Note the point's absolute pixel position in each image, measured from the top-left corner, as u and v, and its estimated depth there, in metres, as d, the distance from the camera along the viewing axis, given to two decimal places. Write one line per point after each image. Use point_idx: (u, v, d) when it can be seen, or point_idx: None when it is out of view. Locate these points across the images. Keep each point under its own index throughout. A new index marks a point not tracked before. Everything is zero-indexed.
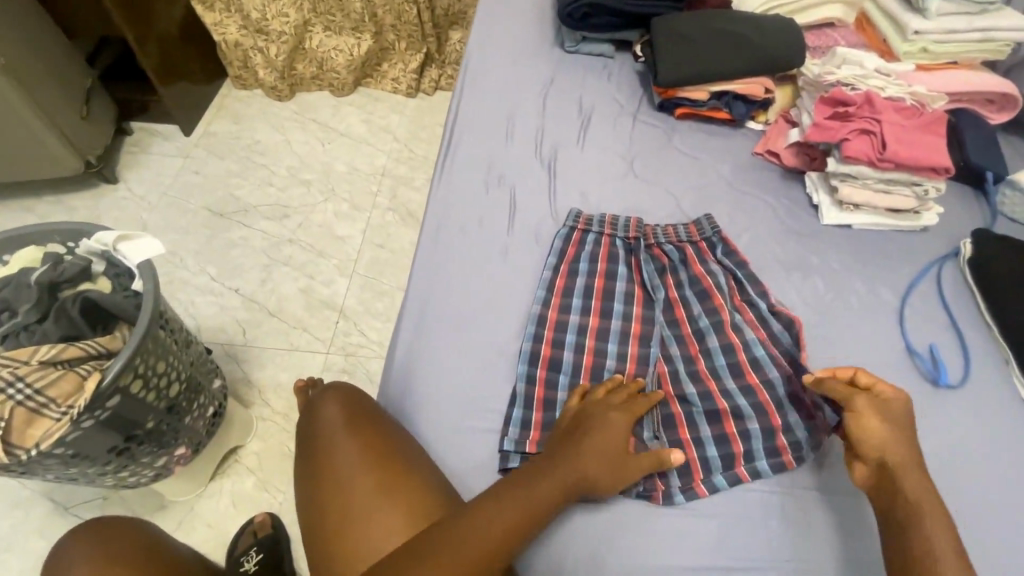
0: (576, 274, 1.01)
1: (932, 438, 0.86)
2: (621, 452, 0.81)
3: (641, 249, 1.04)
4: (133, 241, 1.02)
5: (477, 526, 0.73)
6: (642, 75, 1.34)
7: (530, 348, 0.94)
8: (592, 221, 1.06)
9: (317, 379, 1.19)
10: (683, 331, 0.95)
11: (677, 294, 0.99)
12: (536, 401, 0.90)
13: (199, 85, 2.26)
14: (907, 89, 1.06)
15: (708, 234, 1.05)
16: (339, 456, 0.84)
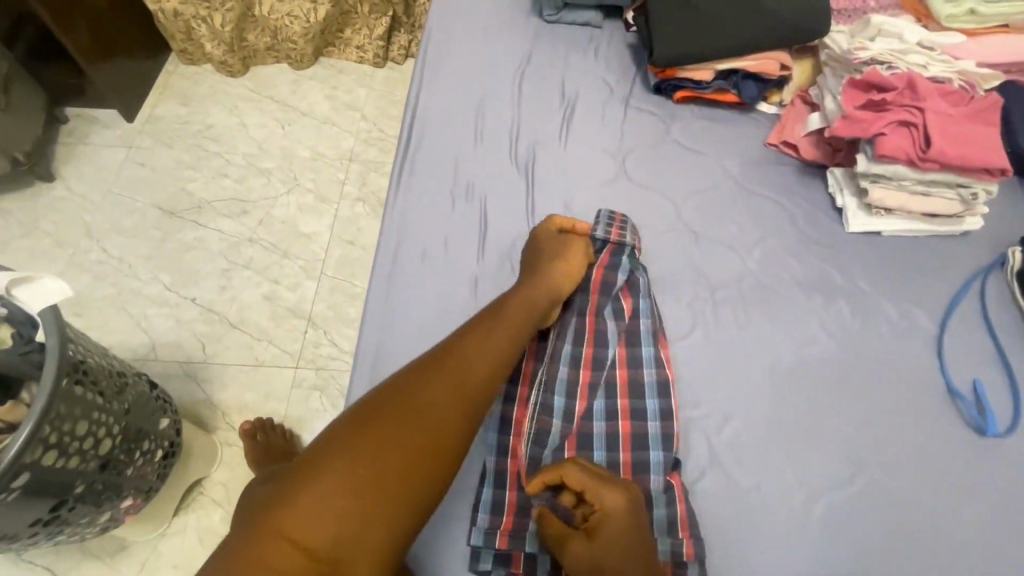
0: None
1: (980, 502, 0.73)
2: (571, 250, 0.84)
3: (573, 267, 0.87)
4: (31, 283, 0.85)
5: (457, 348, 0.72)
6: (635, 49, 1.14)
7: (500, 412, 0.78)
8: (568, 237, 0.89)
9: (263, 420, 1.18)
10: (575, 412, 0.77)
11: (547, 381, 0.78)
12: (508, 480, 0.73)
13: (139, 63, 2.00)
14: (953, 67, 0.87)
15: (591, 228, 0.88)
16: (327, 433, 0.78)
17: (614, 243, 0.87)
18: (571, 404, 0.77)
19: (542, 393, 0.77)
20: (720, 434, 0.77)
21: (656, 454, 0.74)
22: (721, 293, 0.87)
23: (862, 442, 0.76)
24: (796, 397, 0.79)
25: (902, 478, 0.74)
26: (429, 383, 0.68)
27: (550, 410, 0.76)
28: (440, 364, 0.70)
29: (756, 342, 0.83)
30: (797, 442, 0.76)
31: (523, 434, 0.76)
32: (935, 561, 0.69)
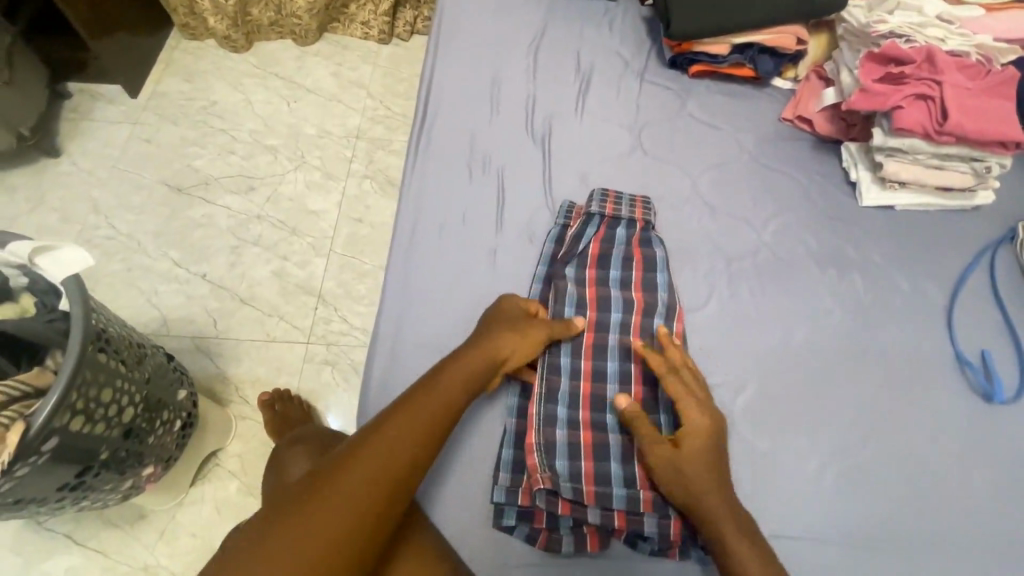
0: (564, 277, 0.85)
1: (987, 467, 0.75)
2: (523, 321, 0.79)
3: (590, 239, 0.88)
4: (53, 252, 0.86)
5: (397, 423, 0.66)
6: (650, 23, 1.14)
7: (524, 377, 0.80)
8: (591, 204, 0.91)
9: (283, 390, 1.19)
10: (582, 371, 0.80)
11: (553, 343, 0.81)
12: (528, 440, 0.75)
13: (141, 37, 1.97)
14: (971, 40, 0.88)
15: (616, 204, 0.91)
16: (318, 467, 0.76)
17: (637, 220, 0.90)
18: (576, 364, 0.80)
19: (549, 355, 0.81)
20: (735, 401, 0.78)
21: (665, 418, 0.77)
22: (736, 265, 0.89)
23: (874, 410, 0.78)
24: (809, 366, 0.81)
25: (911, 444, 0.76)
26: (348, 466, 0.62)
27: (558, 371, 0.80)
28: (357, 450, 0.64)
29: (771, 313, 0.85)
30: (810, 411, 0.78)
31: (533, 395, 0.78)
32: (941, 522, 0.72)
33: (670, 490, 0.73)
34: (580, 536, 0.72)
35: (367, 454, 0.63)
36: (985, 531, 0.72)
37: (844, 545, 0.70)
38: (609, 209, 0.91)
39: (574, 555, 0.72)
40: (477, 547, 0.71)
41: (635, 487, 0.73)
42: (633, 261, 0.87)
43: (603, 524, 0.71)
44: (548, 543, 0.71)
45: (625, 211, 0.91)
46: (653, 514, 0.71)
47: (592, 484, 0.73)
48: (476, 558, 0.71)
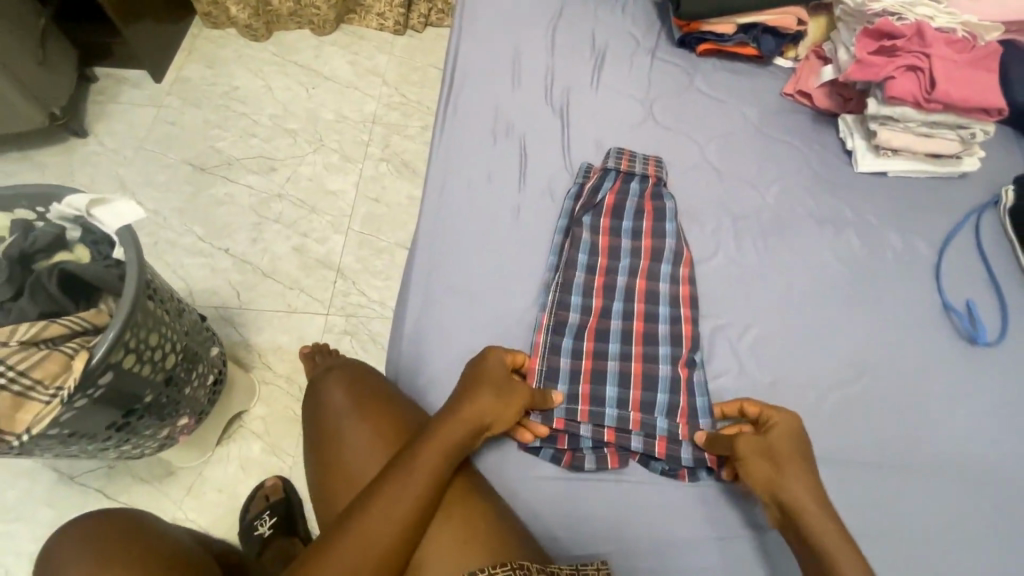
0: (581, 225, 0.93)
1: (970, 402, 0.82)
2: (513, 387, 0.77)
3: (605, 192, 0.96)
4: (110, 205, 0.91)
5: (371, 510, 0.65)
6: (660, 6, 1.21)
7: (552, 317, 0.86)
8: (608, 160, 0.99)
9: (324, 346, 1.19)
10: (592, 308, 0.88)
11: (563, 283, 0.89)
12: (531, 363, 0.83)
13: (166, 25, 2.04)
14: (958, 19, 0.95)
15: (630, 161, 0.99)
16: (345, 433, 0.76)
17: (649, 176, 0.98)
18: (587, 302, 0.88)
19: (559, 292, 0.88)
20: (741, 340, 0.86)
21: (663, 350, 0.85)
22: (742, 224, 0.96)
23: (868, 350, 0.86)
24: (808, 313, 0.88)
25: (901, 381, 0.84)
26: (343, 553, 0.63)
27: (566, 306, 0.87)
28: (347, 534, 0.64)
29: (775, 266, 0.92)
30: (808, 352, 0.86)
31: (541, 323, 0.86)
32: (927, 449, 0.79)
33: (657, 413, 0.81)
34: (601, 455, 0.79)
35: (340, 550, 0.63)
36: (966, 456, 0.79)
37: (839, 465, 0.78)
38: (624, 165, 0.99)
39: (598, 471, 0.78)
40: (503, 464, 0.79)
41: (627, 408, 0.81)
42: (643, 213, 0.95)
43: (622, 443, 0.79)
44: (573, 461, 0.79)
45: (639, 167, 0.99)
46: (640, 433, 0.80)
47: (588, 404, 0.81)
48: (505, 476, 0.78)
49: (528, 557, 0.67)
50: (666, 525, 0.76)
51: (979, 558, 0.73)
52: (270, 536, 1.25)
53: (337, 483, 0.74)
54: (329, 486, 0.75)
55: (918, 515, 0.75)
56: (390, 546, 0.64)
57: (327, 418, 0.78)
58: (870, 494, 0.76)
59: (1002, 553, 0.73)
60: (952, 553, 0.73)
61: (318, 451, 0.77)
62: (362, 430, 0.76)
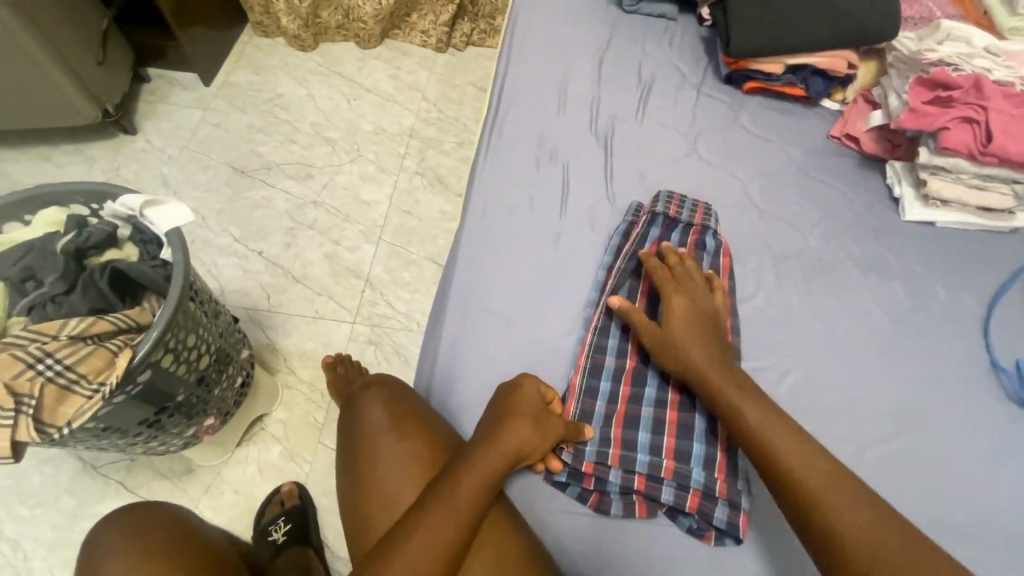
0: (627, 268, 0.92)
1: (1017, 465, 0.79)
2: (548, 417, 0.77)
3: (656, 231, 0.95)
4: (161, 207, 0.94)
5: (408, 547, 0.65)
6: (707, 42, 1.22)
7: (591, 359, 0.85)
8: (657, 203, 0.98)
9: (346, 354, 1.20)
10: (630, 353, 0.86)
11: (602, 326, 0.87)
12: (566, 404, 0.83)
13: (219, 31, 2.11)
14: (1017, 73, 0.94)
15: (680, 208, 0.98)
16: (381, 454, 0.76)
17: (697, 225, 0.96)
18: (624, 345, 0.86)
19: (597, 334, 0.87)
20: (778, 384, 0.85)
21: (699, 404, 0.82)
22: (784, 267, 0.95)
23: (912, 404, 0.83)
24: (849, 359, 0.87)
25: (943, 438, 0.81)
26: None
27: (605, 349, 0.86)
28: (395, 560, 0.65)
29: (816, 310, 0.91)
30: (849, 403, 0.83)
31: (579, 365, 0.85)
32: (970, 513, 0.76)
33: (693, 465, 0.79)
34: (628, 502, 0.77)
35: None
36: (1014, 522, 0.76)
37: None
38: (672, 211, 0.97)
39: (624, 516, 0.77)
40: (527, 493, 0.79)
41: (660, 456, 0.79)
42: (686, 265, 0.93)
43: (651, 493, 0.77)
44: (599, 503, 0.77)
45: (685, 216, 0.97)
46: (672, 484, 0.77)
47: (619, 448, 0.80)
48: (530, 510, 0.78)
49: None
50: (693, 569, 0.74)
51: None
52: (284, 544, 1.25)
53: (372, 502, 0.74)
54: (364, 506, 0.75)
55: None
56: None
57: (364, 435, 0.78)
58: None
59: None
60: None
61: (353, 468, 0.77)
62: (397, 454, 0.75)
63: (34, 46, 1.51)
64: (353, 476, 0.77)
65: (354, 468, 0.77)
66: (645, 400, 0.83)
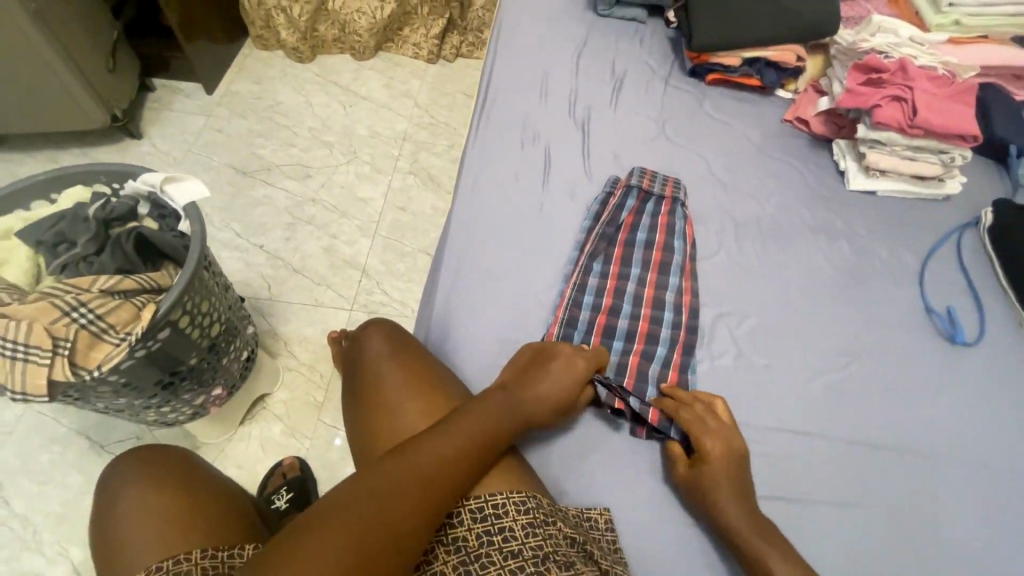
0: (604, 235, 1.02)
1: (945, 393, 0.90)
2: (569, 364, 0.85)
3: (631, 202, 1.07)
4: (180, 182, 1.02)
5: (416, 447, 0.68)
6: (674, 41, 1.35)
7: (568, 314, 0.95)
8: (632, 176, 1.09)
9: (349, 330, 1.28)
10: (602, 307, 0.96)
11: (580, 284, 0.97)
12: None
13: (222, 44, 2.22)
14: (939, 59, 1.08)
15: (652, 181, 1.09)
16: (390, 383, 0.82)
17: (666, 198, 1.07)
18: (598, 301, 0.96)
19: (575, 292, 0.96)
20: (738, 327, 0.95)
21: (660, 353, 0.92)
22: (743, 230, 1.06)
23: (856, 343, 0.94)
24: (802, 306, 0.98)
25: (883, 371, 0.92)
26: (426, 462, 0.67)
27: (581, 305, 0.95)
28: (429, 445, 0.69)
29: (772, 266, 1.02)
30: (801, 344, 0.94)
31: (556, 318, 0.94)
32: (905, 433, 0.87)
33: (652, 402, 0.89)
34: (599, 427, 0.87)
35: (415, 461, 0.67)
36: (944, 441, 0.86)
37: (820, 440, 0.86)
38: (645, 183, 1.08)
39: (599, 435, 0.87)
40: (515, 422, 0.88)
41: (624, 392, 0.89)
42: (656, 228, 1.04)
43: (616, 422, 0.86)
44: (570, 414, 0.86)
45: (658, 188, 1.09)
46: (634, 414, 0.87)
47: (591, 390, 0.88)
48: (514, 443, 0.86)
49: (539, 492, 0.75)
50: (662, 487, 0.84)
51: (951, 530, 0.80)
52: (288, 510, 1.31)
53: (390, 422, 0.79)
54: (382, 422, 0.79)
55: (896, 488, 0.83)
56: (433, 478, 0.66)
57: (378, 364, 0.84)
58: (855, 471, 0.83)
59: (971, 528, 0.80)
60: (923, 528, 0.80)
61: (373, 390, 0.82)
62: (413, 383, 0.82)
63: (49, 53, 1.60)
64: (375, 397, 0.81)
65: (374, 390, 0.82)
66: (612, 348, 0.92)
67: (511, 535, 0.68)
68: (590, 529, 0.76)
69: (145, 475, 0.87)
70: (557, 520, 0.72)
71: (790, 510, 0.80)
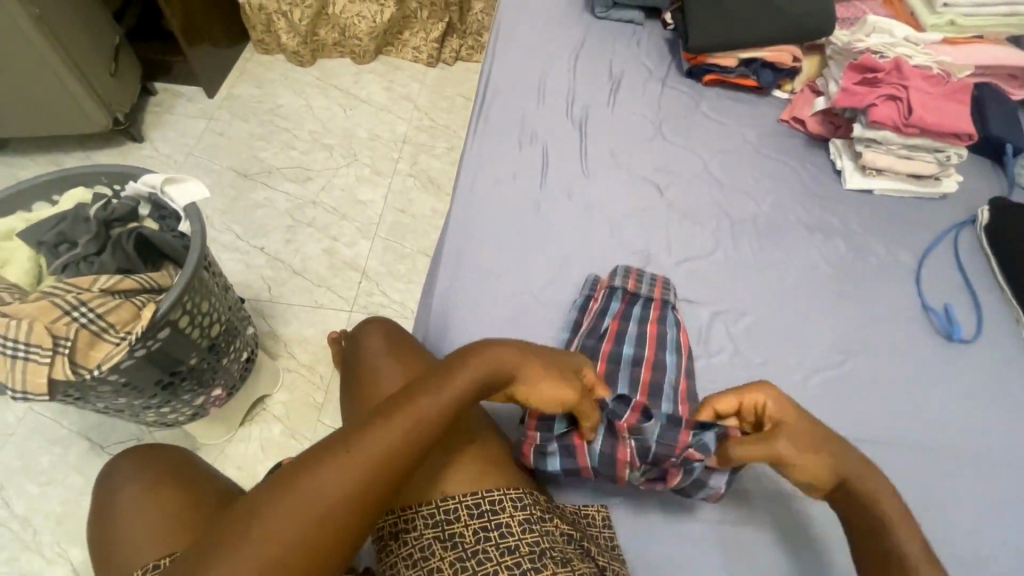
0: (586, 340, 0.91)
1: (942, 389, 0.91)
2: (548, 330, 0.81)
3: (618, 298, 0.95)
4: (180, 184, 1.03)
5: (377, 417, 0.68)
6: (671, 42, 1.36)
7: None
8: (617, 276, 0.98)
9: (347, 332, 1.27)
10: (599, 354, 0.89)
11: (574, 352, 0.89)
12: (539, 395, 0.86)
13: (223, 48, 2.24)
14: (934, 59, 1.09)
15: (638, 281, 0.97)
16: (378, 369, 0.83)
17: (658, 303, 0.95)
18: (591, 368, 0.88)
19: None
20: (736, 324, 0.96)
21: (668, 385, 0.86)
22: (740, 228, 1.07)
23: (853, 341, 0.95)
24: (799, 305, 0.98)
25: (879, 368, 0.92)
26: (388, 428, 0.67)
27: None
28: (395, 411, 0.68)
29: (768, 264, 1.03)
30: (798, 342, 0.94)
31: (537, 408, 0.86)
32: (901, 430, 0.87)
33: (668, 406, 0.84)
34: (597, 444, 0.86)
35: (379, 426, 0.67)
36: (941, 437, 0.87)
37: None
38: (631, 284, 0.96)
39: None
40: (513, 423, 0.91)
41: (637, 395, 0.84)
42: (646, 342, 0.90)
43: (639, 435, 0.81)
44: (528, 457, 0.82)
45: (645, 289, 0.96)
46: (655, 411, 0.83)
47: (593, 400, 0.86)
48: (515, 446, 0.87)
49: (536, 490, 0.76)
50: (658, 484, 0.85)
51: (949, 527, 0.80)
52: None
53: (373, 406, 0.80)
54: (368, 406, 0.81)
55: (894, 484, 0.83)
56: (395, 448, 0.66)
57: (367, 351, 0.87)
58: None
59: (968, 523, 0.81)
60: (921, 524, 0.80)
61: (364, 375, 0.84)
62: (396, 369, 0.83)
63: (53, 57, 1.62)
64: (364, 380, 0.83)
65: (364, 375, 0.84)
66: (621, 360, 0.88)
67: (508, 531, 0.69)
68: (587, 526, 0.78)
69: (144, 471, 0.87)
70: (554, 516, 0.73)
71: None
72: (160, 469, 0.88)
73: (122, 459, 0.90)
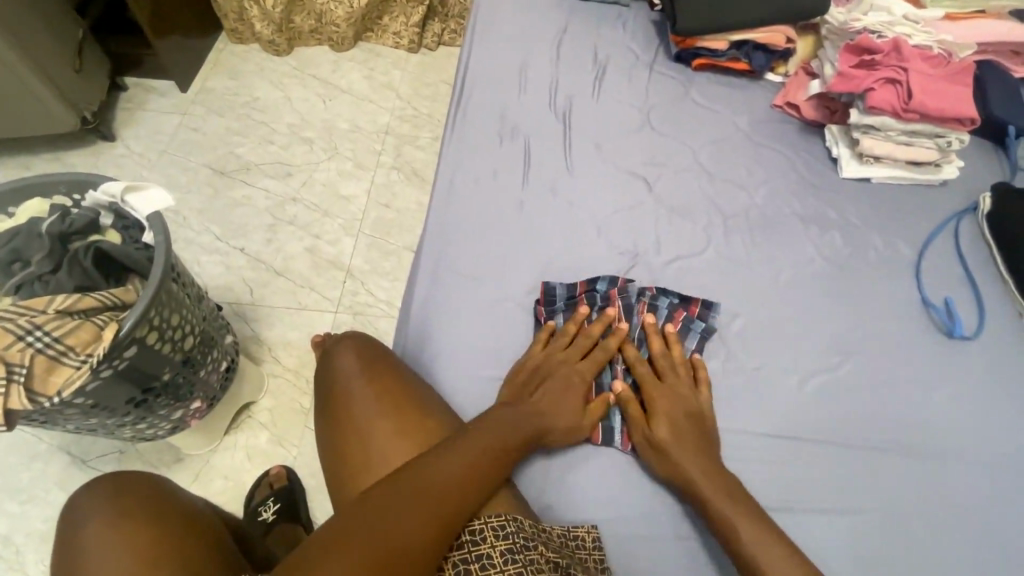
0: (557, 313, 0.93)
1: (943, 386, 0.88)
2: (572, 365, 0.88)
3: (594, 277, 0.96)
4: (141, 192, 0.97)
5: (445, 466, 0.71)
6: (658, 24, 1.30)
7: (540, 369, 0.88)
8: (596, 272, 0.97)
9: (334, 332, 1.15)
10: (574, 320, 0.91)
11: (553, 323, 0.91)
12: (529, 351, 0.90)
13: (194, 39, 2.14)
14: (935, 37, 1.03)
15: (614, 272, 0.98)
16: (360, 403, 0.80)
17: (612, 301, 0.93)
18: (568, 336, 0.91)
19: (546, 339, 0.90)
20: (730, 326, 0.92)
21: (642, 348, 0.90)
22: (732, 223, 1.02)
23: (851, 340, 0.91)
24: (795, 302, 0.94)
25: (877, 368, 0.89)
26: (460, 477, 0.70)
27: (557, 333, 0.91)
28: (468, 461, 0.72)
29: (763, 261, 0.98)
30: (792, 343, 0.91)
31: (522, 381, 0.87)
32: (901, 434, 0.84)
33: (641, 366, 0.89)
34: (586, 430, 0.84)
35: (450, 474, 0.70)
36: (942, 440, 0.84)
37: (815, 442, 0.83)
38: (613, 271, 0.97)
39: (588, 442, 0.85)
40: None
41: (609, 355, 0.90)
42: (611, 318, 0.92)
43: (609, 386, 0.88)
44: None
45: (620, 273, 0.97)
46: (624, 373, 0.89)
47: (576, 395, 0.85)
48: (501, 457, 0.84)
49: (521, 514, 0.73)
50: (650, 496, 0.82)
51: (951, 534, 0.77)
52: (274, 522, 1.28)
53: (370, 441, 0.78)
54: (365, 441, 0.78)
55: (894, 490, 0.80)
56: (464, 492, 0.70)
57: (337, 379, 0.82)
58: (852, 473, 0.81)
59: (970, 530, 0.78)
60: (921, 532, 0.77)
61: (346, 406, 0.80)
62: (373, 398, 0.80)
63: (11, 55, 1.53)
64: (348, 411, 0.79)
65: (342, 406, 0.80)
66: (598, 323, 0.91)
67: (490, 563, 0.67)
68: (578, 548, 0.75)
69: (112, 502, 0.84)
70: (540, 544, 0.69)
71: (784, 519, 0.77)
72: (139, 500, 0.84)
73: (92, 486, 0.87)
